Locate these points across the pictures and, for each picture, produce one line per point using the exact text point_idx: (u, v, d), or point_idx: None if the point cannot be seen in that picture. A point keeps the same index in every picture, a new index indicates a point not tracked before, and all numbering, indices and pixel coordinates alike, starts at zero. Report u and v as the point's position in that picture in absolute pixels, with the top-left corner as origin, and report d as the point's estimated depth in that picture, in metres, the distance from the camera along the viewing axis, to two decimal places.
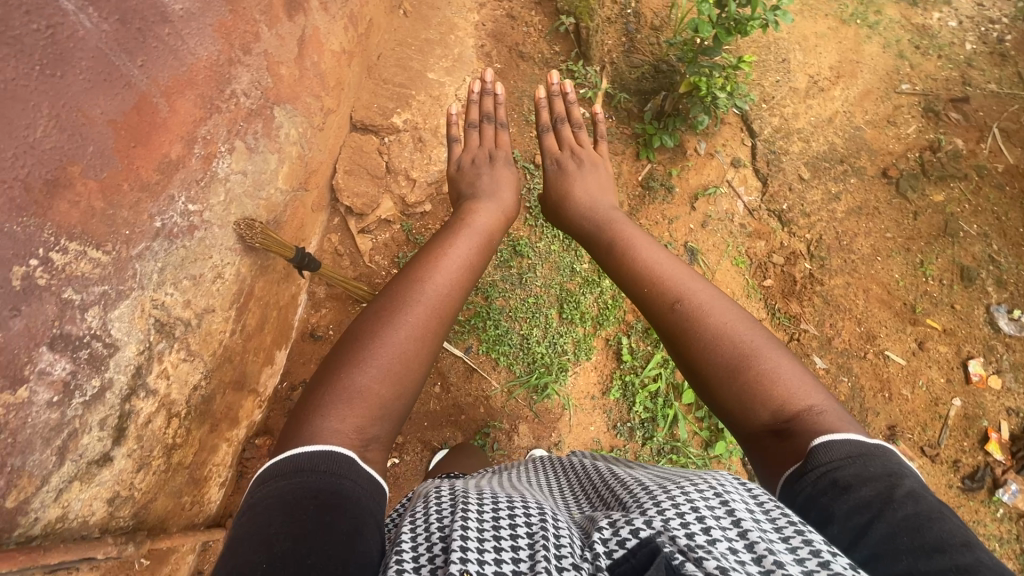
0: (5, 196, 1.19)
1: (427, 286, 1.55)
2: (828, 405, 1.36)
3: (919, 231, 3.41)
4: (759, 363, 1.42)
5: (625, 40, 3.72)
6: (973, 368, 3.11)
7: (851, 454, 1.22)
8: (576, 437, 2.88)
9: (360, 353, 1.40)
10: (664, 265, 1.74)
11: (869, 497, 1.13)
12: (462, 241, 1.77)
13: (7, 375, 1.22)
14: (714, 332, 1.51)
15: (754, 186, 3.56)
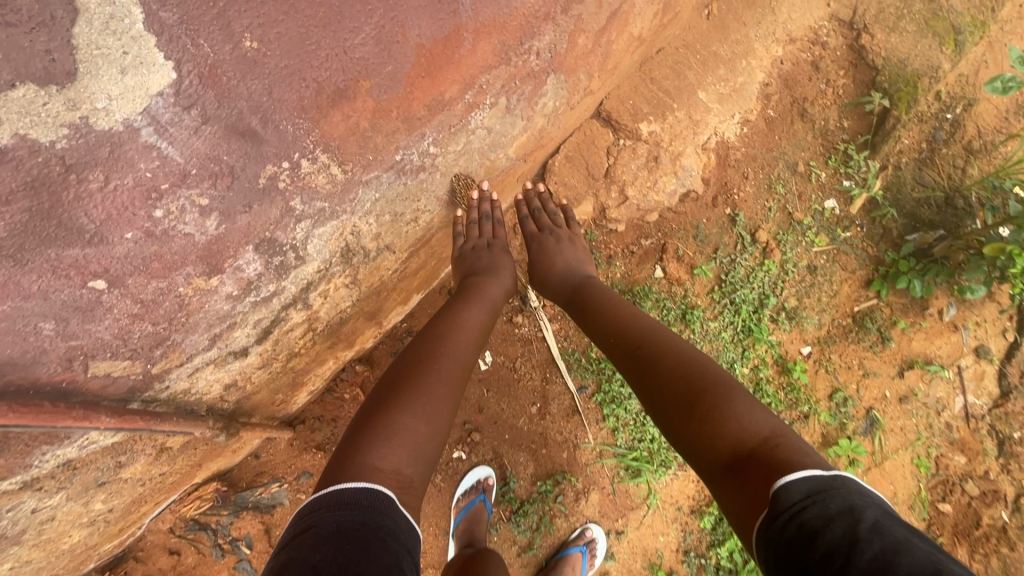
0: (297, 94, 1.22)
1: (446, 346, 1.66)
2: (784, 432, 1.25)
3: None
4: (714, 396, 1.34)
5: (925, 146, 2.98)
6: None
7: (811, 496, 1.06)
8: (641, 537, 2.58)
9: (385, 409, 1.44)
10: (636, 316, 1.77)
11: (838, 542, 0.97)
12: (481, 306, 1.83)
13: (210, 263, 1.26)
14: (667, 386, 1.46)
15: (988, 390, 2.84)
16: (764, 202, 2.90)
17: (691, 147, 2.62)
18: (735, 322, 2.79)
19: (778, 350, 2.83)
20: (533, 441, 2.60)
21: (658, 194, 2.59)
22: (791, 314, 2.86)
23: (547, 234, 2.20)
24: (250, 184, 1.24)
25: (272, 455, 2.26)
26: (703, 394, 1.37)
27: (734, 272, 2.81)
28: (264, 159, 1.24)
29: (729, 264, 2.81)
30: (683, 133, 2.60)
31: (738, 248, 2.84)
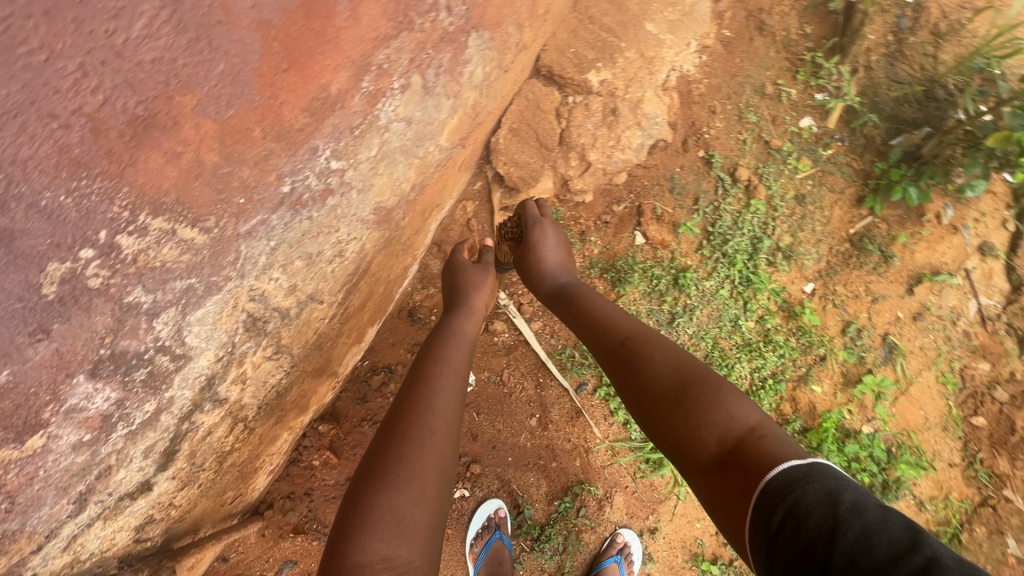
0: (53, 146, 0.88)
1: (440, 373, 1.49)
2: (768, 438, 1.13)
3: None
4: (697, 391, 1.24)
5: (891, 38, 2.68)
6: None
7: (789, 490, 0.99)
8: (676, 531, 2.33)
9: (380, 457, 1.28)
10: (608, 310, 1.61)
11: (815, 536, 0.91)
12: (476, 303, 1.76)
13: (13, 427, 0.98)
14: (660, 396, 1.29)
15: (999, 288, 2.67)
16: (738, 135, 2.59)
17: (650, 90, 2.26)
18: (733, 275, 2.50)
19: (782, 293, 2.56)
20: (543, 455, 2.30)
21: (624, 153, 2.24)
22: (790, 253, 2.60)
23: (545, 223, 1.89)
24: (24, 304, 0.93)
25: (244, 553, 1.93)
26: (680, 396, 1.25)
27: (721, 221, 2.51)
28: (39, 258, 0.92)
29: (715, 213, 2.51)
30: (639, 75, 2.23)
31: (720, 192, 2.53)
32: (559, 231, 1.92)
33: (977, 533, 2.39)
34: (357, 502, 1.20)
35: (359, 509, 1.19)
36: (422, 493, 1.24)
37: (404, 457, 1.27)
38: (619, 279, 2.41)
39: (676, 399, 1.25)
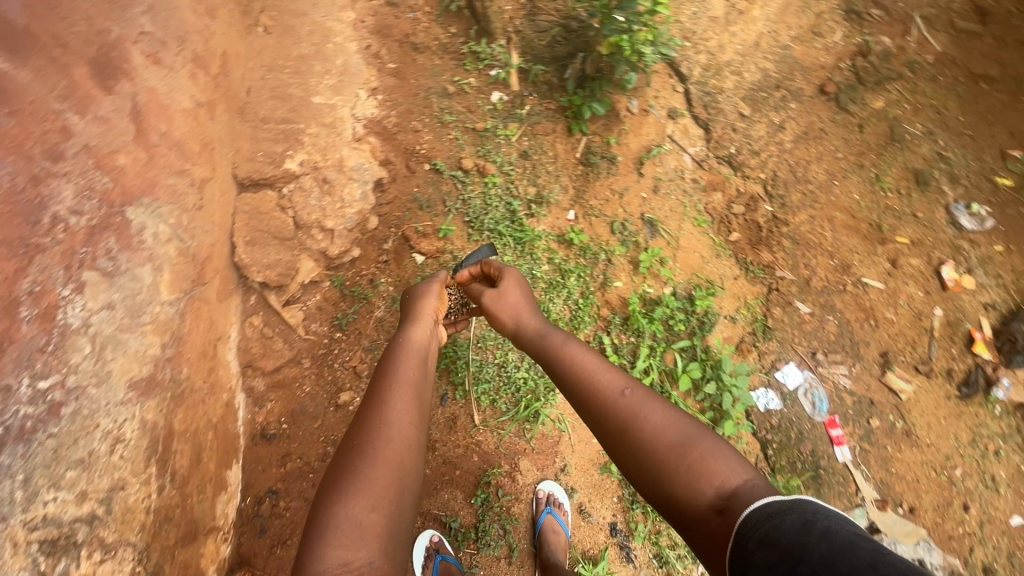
0: None
1: (400, 394, 1.77)
2: (748, 488, 1.38)
3: (868, 143, 3.31)
4: (697, 449, 1.48)
5: (524, 2, 3.35)
6: (949, 274, 3.05)
7: (769, 520, 1.23)
8: (581, 456, 2.71)
9: (353, 459, 1.56)
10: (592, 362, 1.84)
11: (790, 548, 1.14)
12: (422, 332, 2.05)
13: None
14: (653, 441, 1.54)
15: (697, 135, 3.35)
16: (449, 136, 3.02)
17: (345, 147, 2.74)
18: (506, 243, 2.94)
19: (552, 232, 3.05)
20: (445, 467, 2.60)
21: (353, 206, 2.71)
22: (540, 200, 3.09)
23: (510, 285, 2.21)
24: None
25: None
26: (677, 451, 1.48)
27: (474, 208, 2.94)
28: None
29: (465, 205, 2.93)
30: (329, 141, 2.67)
31: (460, 187, 2.96)
32: (523, 289, 2.21)
33: (778, 313, 2.99)
34: (326, 496, 1.48)
35: (330, 504, 1.46)
36: (382, 497, 1.50)
37: (369, 467, 1.54)
38: None
39: (675, 443, 1.50)
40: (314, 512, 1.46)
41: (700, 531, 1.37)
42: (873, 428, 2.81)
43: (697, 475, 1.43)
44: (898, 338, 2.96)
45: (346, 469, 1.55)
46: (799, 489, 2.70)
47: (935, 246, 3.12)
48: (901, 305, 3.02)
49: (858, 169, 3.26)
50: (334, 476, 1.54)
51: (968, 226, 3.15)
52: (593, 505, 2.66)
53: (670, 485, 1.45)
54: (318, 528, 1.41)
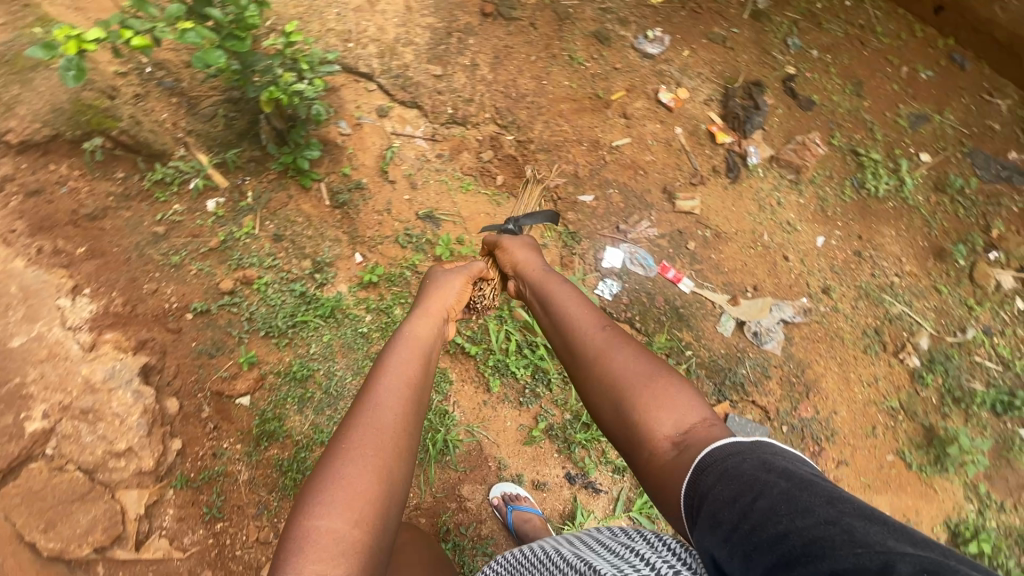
0: None
1: (399, 371, 1.80)
2: (711, 425, 1.50)
3: (547, 34, 3.52)
4: (667, 380, 1.64)
5: (176, 101, 3.06)
6: (667, 98, 3.41)
7: (730, 458, 1.29)
8: (507, 444, 2.83)
9: (357, 429, 1.59)
10: (577, 311, 2.01)
11: (748, 482, 1.19)
12: (425, 321, 2.10)
13: None
14: (624, 379, 1.68)
15: (414, 116, 3.38)
16: (192, 274, 2.83)
17: (82, 363, 2.52)
18: (316, 325, 2.84)
19: (352, 285, 2.99)
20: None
21: (138, 411, 2.49)
22: (321, 266, 2.99)
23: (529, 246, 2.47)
24: None
25: None
26: (652, 379, 1.65)
27: (265, 318, 2.80)
28: None
29: (255, 321, 2.79)
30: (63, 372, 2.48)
31: (238, 310, 2.80)
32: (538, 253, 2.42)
33: (572, 215, 3.20)
34: (332, 464, 1.50)
35: (336, 472, 1.48)
36: (370, 479, 1.49)
37: (370, 438, 1.56)
38: (272, 434, 2.61)
39: (645, 375, 1.65)
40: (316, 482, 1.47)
41: (660, 468, 1.47)
42: (694, 250, 3.16)
43: (668, 404, 1.57)
44: (667, 171, 3.31)
45: (345, 466, 1.50)
46: (675, 336, 3.00)
47: (645, 82, 3.47)
48: (652, 144, 3.35)
49: (553, 59, 3.48)
50: (339, 446, 1.55)
51: (657, 51, 3.52)
52: (542, 474, 2.80)
53: (639, 419, 1.58)
54: (313, 507, 1.42)
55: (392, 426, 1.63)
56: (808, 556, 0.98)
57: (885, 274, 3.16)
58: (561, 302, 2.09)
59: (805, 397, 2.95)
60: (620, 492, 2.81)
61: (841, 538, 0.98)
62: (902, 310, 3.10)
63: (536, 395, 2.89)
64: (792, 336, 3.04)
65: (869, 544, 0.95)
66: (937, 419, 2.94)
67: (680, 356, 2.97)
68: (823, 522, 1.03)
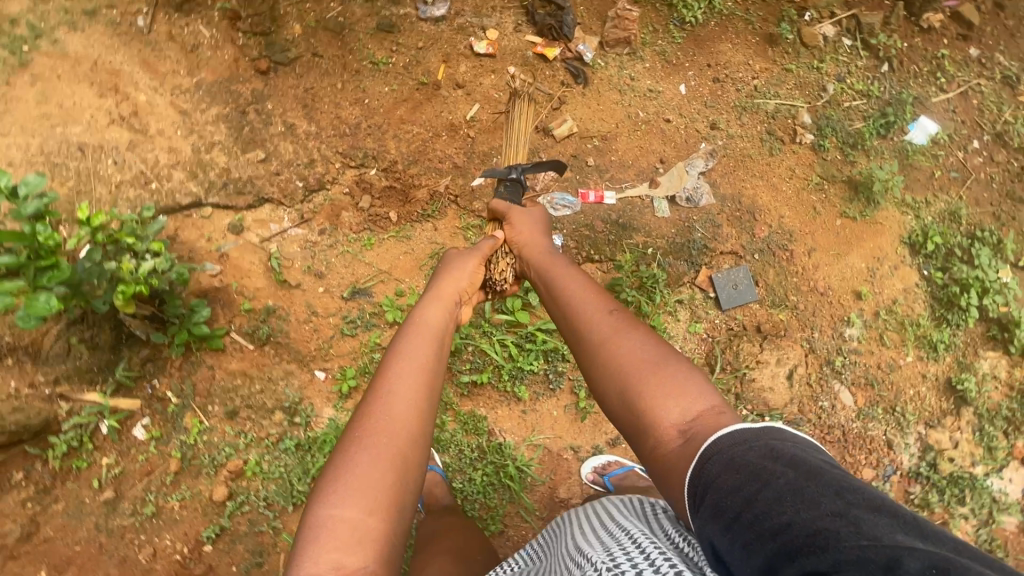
0: None
1: (410, 365, 1.97)
2: (716, 412, 1.66)
3: (335, 57, 3.22)
4: (671, 368, 1.81)
5: (19, 363, 2.55)
6: (484, 47, 3.28)
7: (737, 445, 1.37)
8: (565, 431, 2.86)
9: (371, 422, 1.80)
10: (583, 293, 2.15)
11: (753, 471, 1.29)
12: (434, 310, 2.20)
13: None
14: (632, 365, 1.85)
15: (271, 211, 3.05)
16: (179, 506, 2.59)
17: None
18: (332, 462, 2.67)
19: (335, 404, 2.80)
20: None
21: None
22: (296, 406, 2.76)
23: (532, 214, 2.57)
24: None
25: None
26: (658, 367, 1.81)
27: (281, 492, 2.64)
28: None
29: (275, 501, 2.63)
30: None
31: (250, 504, 2.62)
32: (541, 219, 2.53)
33: (478, 204, 3.11)
34: (353, 454, 1.74)
35: (357, 462, 1.71)
36: (390, 453, 1.75)
37: (380, 433, 1.78)
38: None
39: (654, 364, 1.81)
40: (342, 469, 1.71)
41: (666, 456, 1.64)
42: (595, 164, 3.20)
43: (678, 394, 1.74)
44: (527, 110, 3.25)
45: (374, 427, 1.79)
46: (630, 246, 3.09)
47: (454, 43, 3.29)
48: (499, 95, 3.25)
49: (358, 74, 3.21)
50: (357, 437, 1.77)
51: (445, 13, 3.30)
52: (610, 432, 2.87)
53: (647, 407, 1.75)
54: (334, 495, 1.66)
55: (408, 402, 1.86)
56: (816, 548, 1.09)
57: (746, 84, 3.38)
58: (570, 287, 2.20)
59: (754, 221, 3.18)
60: None
61: (850, 531, 1.09)
62: (775, 104, 3.36)
63: (560, 373, 2.88)
64: (714, 181, 3.23)
65: (878, 538, 1.06)
66: (851, 171, 3.28)
67: (644, 258, 3.08)
68: (834, 515, 1.13)
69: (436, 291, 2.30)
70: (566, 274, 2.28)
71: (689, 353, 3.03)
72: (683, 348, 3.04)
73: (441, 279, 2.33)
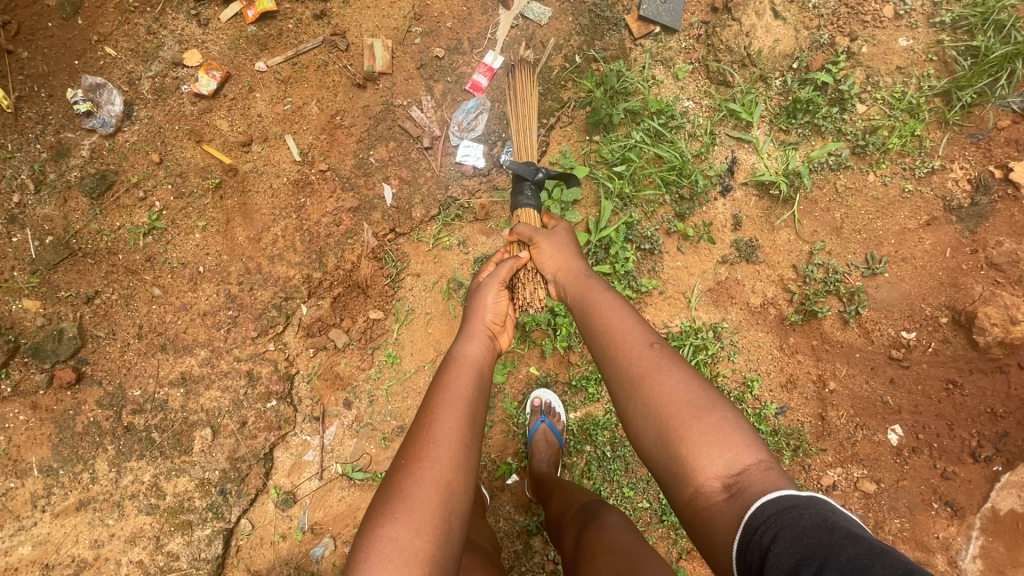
0: None
1: (454, 393, 1.62)
2: (772, 471, 1.29)
3: (109, 275, 2.20)
4: (720, 415, 1.40)
5: None
6: (209, 80, 2.24)
7: (791, 508, 1.14)
8: (703, 262, 2.55)
9: (429, 445, 1.47)
10: (622, 314, 1.73)
11: (812, 545, 1.04)
12: (476, 345, 1.83)
13: None
14: (675, 404, 1.43)
15: (287, 452, 2.31)
16: None
17: None
18: None
19: None
20: (831, 366, 2.46)
21: None
22: (538, 520, 2.35)
23: (560, 232, 2.09)
24: None
25: None
26: (706, 410, 1.40)
27: None
28: None
29: None
30: None
31: None
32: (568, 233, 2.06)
33: (417, 211, 2.39)
34: (413, 476, 1.41)
35: (418, 482, 1.40)
36: (439, 485, 1.40)
37: (440, 461, 1.44)
38: None
39: (697, 403, 1.42)
40: (401, 488, 1.39)
41: (709, 508, 1.29)
42: (445, 48, 2.42)
43: (735, 444, 1.35)
44: (328, 82, 2.35)
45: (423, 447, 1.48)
46: (560, 76, 2.48)
47: (178, 113, 2.25)
48: (287, 103, 2.32)
49: (153, 260, 2.23)
50: (415, 456, 1.45)
51: (120, 98, 2.21)
52: (728, 220, 2.57)
53: (687, 444, 1.38)
54: (390, 518, 1.34)
55: (456, 430, 1.52)
56: None
57: None
58: (605, 308, 1.77)
59: None
60: (732, 137, 2.60)
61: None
62: None
63: (650, 234, 2.47)
64: None
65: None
66: None
67: (581, 68, 2.50)
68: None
69: (470, 325, 1.90)
70: (597, 297, 1.82)
71: (701, 92, 2.59)
72: (691, 94, 2.60)
73: (476, 309, 1.94)
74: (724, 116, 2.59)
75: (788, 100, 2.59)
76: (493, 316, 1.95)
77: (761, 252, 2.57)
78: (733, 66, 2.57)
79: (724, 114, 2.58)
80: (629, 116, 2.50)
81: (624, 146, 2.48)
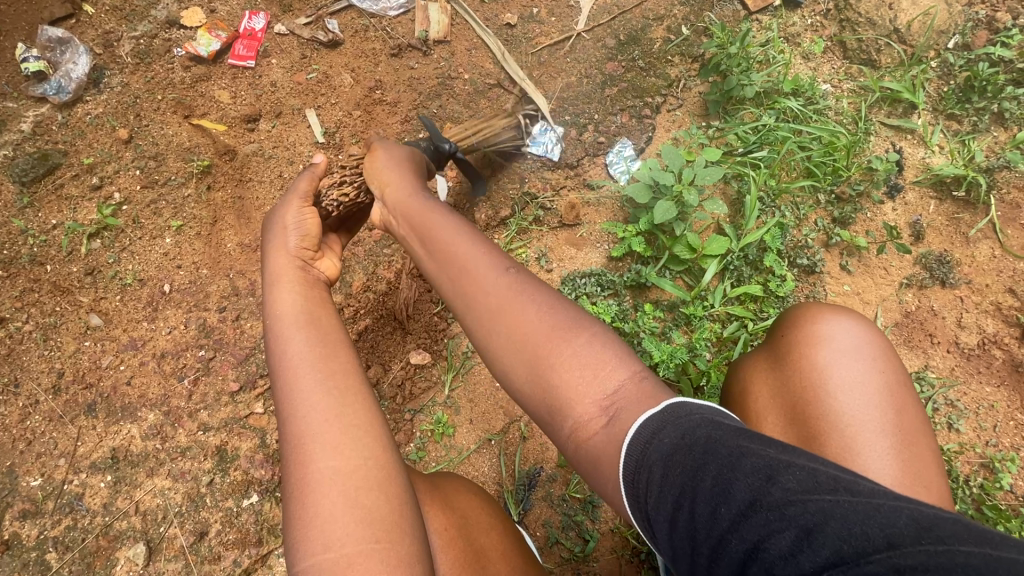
0: None
1: (288, 319, 0.98)
2: (649, 381, 0.81)
3: (29, 295, 1.47)
4: (587, 332, 0.86)
5: None
6: (211, 40, 1.69)
7: (653, 437, 0.71)
8: (880, 286, 1.80)
9: (291, 420, 0.87)
10: (438, 218, 1.04)
11: (681, 481, 0.65)
12: (297, 290, 1.03)
13: None
14: (530, 327, 0.87)
15: None
16: None
17: None
18: None
19: None
20: None
21: None
22: None
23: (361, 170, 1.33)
24: None
25: None
26: (572, 338, 0.85)
27: None
28: None
29: None
30: None
31: None
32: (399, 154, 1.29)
33: (481, 213, 1.73)
34: (301, 480, 0.83)
35: (309, 487, 0.82)
36: (346, 478, 0.82)
37: (315, 432, 0.85)
38: None
39: (563, 325, 0.86)
40: (292, 515, 0.82)
41: (585, 449, 0.80)
42: (519, 16, 1.90)
43: (612, 366, 0.82)
44: (367, 49, 1.79)
45: (296, 435, 0.86)
46: (665, 50, 1.92)
47: (164, 81, 1.67)
48: (312, 71, 1.74)
49: (97, 274, 1.51)
50: (289, 447, 0.86)
51: (87, 59, 1.64)
52: (904, 230, 1.87)
53: (557, 379, 0.83)
54: (299, 546, 0.79)
55: (320, 389, 0.89)
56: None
57: None
58: (430, 218, 1.06)
59: None
60: (889, 126, 1.99)
61: (849, 547, 0.51)
62: None
63: (806, 244, 1.76)
64: None
65: (918, 542, 0.49)
66: None
67: (691, 39, 1.93)
68: (800, 538, 0.54)
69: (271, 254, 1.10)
70: (429, 217, 1.07)
71: (839, 75, 2.04)
72: (826, 79, 2.04)
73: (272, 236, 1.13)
74: (876, 101, 1.99)
75: (954, 82, 1.97)
76: (302, 242, 1.12)
77: (960, 271, 1.81)
78: (880, 41, 2.02)
79: (877, 96, 1.97)
80: (757, 95, 1.90)
81: (756, 131, 1.85)
